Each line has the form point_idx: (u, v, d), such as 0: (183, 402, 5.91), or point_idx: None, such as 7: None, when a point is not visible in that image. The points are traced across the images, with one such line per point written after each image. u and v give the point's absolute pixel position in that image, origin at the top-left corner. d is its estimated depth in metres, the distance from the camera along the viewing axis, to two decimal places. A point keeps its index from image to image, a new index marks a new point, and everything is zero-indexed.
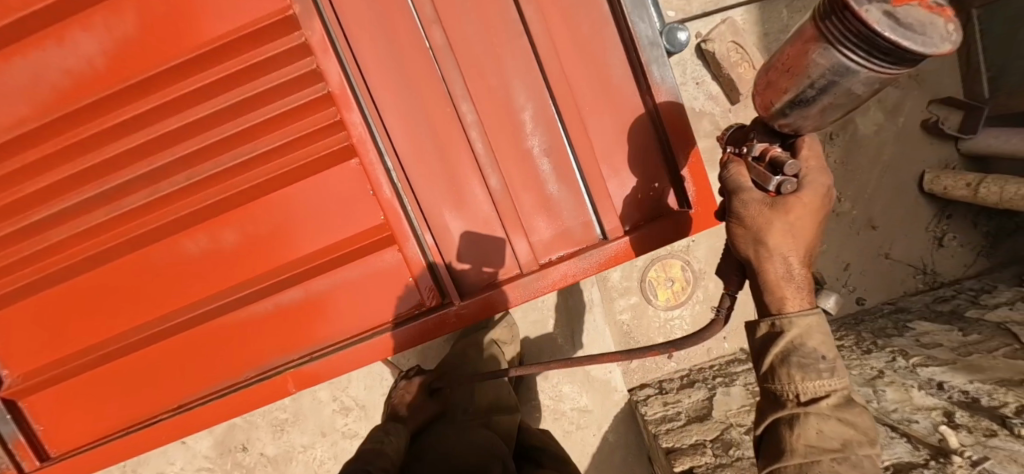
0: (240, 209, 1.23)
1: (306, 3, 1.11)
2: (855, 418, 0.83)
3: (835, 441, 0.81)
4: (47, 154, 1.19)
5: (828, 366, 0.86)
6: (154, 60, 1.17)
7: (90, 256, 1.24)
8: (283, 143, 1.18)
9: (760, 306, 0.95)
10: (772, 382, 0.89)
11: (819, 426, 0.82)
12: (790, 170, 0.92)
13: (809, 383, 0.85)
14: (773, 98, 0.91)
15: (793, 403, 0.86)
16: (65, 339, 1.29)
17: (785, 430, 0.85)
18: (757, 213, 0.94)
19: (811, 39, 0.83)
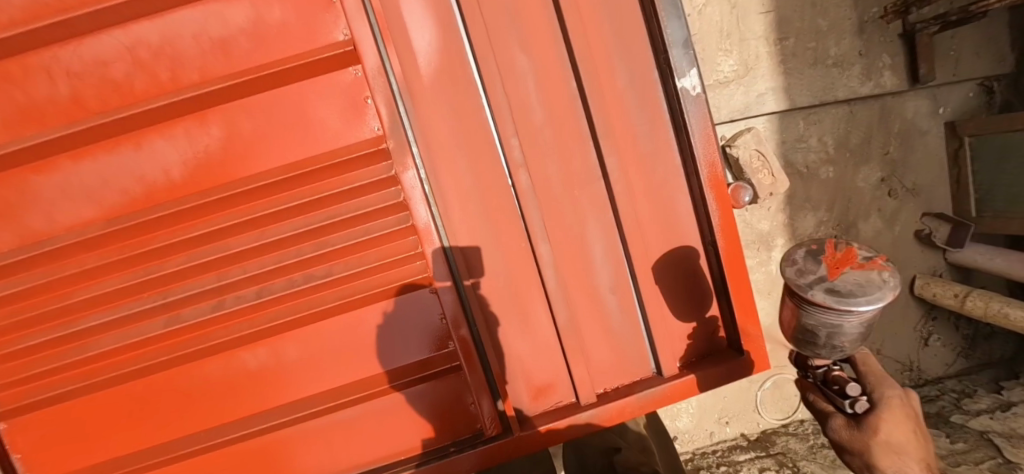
0: (305, 326, 1.22)
1: (400, 139, 1.13)
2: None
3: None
4: (110, 260, 1.15)
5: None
6: (234, 176, 1.16)
7: (140, 364, 1.19)
8: (358, 269, 1.18)
9: None
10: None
11: None
12: (852, 394, 1.06)
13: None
14: (794, 341, 1.09)
15: None
16: (100, 445, 1.24)
17: None
18: (851, 438, 1.07)
19: (794, 310, 1.06)
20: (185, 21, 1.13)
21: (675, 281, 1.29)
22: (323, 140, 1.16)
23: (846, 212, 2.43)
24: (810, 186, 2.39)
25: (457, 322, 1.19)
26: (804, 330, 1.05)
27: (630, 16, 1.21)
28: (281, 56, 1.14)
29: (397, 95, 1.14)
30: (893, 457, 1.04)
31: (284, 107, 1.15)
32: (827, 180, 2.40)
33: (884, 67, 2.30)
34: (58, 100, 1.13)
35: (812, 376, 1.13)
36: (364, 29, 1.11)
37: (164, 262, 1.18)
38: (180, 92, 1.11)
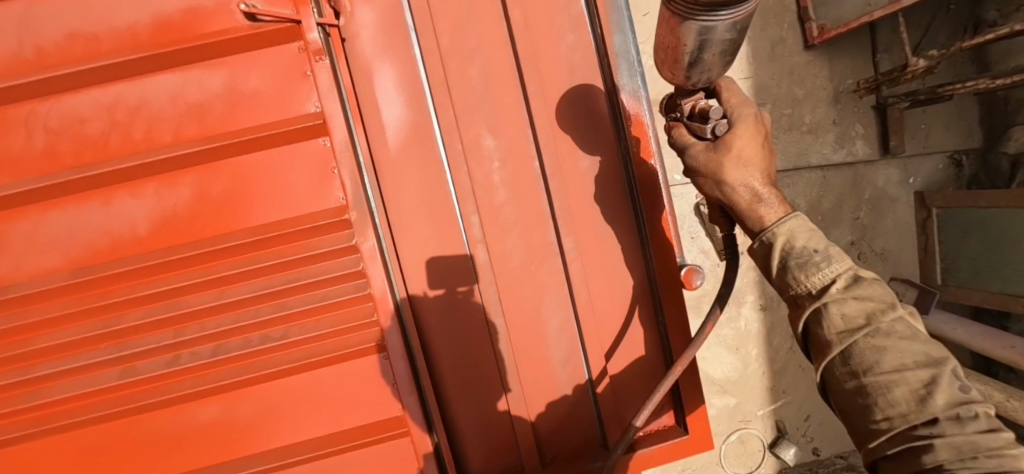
0: (261, 383, 1.24)
1: (362, 212, 1.18)
2: (868, 291, 1.02)
3: (859, 317, 1.00)
4: (69, 311, 1.17)
5: (869, 328, 0.99)
6: (199, 235, 1.20)
7: (92, 414, 1.20)
8: (316, 332, 1.21)
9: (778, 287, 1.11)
10: (790, 288, 1.08)
11: (854, 307, 1.00)
12: (712, 118, 1.13)
13: (812, 277, 1.05)
14: (673, 68, 1.03)
15: (834, 291, 1.03)
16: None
17: (818, 329, 1.03)
18: (706, 160, 1.15)
19: (670, 21, 0.95)
20: (163, 86, 1.17)
21: (578, 118, 1.27)
22: (289, 206, 1.20)
23: None
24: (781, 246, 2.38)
25: (407, 391, 1.22)
26: (688, 50, 0.96)
27: (596, 105, 1.27)
28: (254, 124, 1.18)
29: (363, 170, 1.19)
30: (739, 172, 1.13)
31: (254, 171, 1.19)
32: None
33: (857, 136, 2.37)
34: (31, 152, 1.16)
35: (679, 112, 1.19)
36: (335, 105, 1.15)
37: (124, 316, 1.20)
38: (152, 153, 1.15)
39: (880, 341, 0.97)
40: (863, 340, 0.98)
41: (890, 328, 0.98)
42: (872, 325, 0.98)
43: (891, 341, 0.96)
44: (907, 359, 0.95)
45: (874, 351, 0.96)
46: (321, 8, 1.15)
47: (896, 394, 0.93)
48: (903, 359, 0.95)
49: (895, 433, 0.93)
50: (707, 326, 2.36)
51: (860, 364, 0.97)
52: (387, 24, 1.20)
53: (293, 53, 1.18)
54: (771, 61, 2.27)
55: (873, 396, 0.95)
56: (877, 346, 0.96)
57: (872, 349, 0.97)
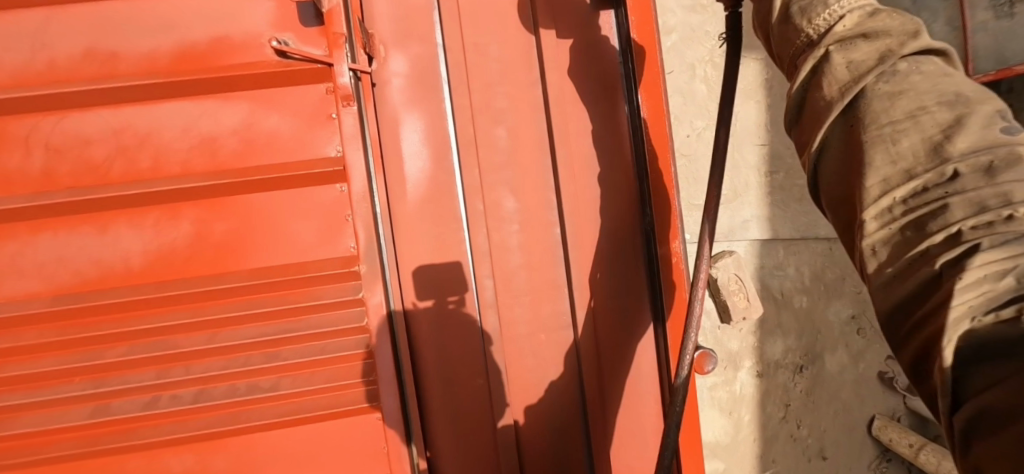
0: (235, 437, 1.13)
1: (372, 266, 1.12)
2: (884, 26, 0.75)
3: (870, 59, 0.73)
4: (50, 340, 1.09)
5: (882, 65, 0.71)
6: (195, 271, 1.12)
7: (51, 454, 1.10)
8: (307, 386, 1.13)
9: (776, 49, 0.88)
10: (791, 45, 0.83)
11: (868, 45, 0.74)
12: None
13: (817, 17, 0.80)
14: None
15: (839, 29, 0.77)
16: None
17: (816, 83, 0.77)
18: None
19: None
20: (176, 112, 1.11)
21: None
22: (294, 249, 1.13)
23: (816, 344, 2.27)
24: (783, 314, 2.25)
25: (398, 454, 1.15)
26: None
27: (622, 176, 1.23)
28: (267, 163, 1.12)
29: (379, 219, 1.13)
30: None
31: (263, 209, 1.13)
32: (800, 309, 2.26)
33: None
34: (25, 171, 1.09)
35: None
36: (357, 154, 1.10)
37: (104, 350, 1.11)
38: (160, 183, 1.09)
39: (893, 85, 0.69)
40: (874, 84, 0.71)
41: (912, 68, 0.70)
42: (886, 63, 0.71)
43: (909, 83, 0.68)
44: (930, 97, 0.66)
45: (885, 94, 0.69)
46: (356, 55, 1.11)
47: (904, 145, 0.65)
48: (925, 99, 0.66)
49: (894, 203, 0.65)
50: (702, 387, 2.25)
51: (862, 116, 0.70)
52: (419, 75, 1.17)
53: (319, 94, 1.13)
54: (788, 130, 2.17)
55: (873, 151, 0.67)
56: (891, 87, 0.69)
57: (883, 95, 0.69)
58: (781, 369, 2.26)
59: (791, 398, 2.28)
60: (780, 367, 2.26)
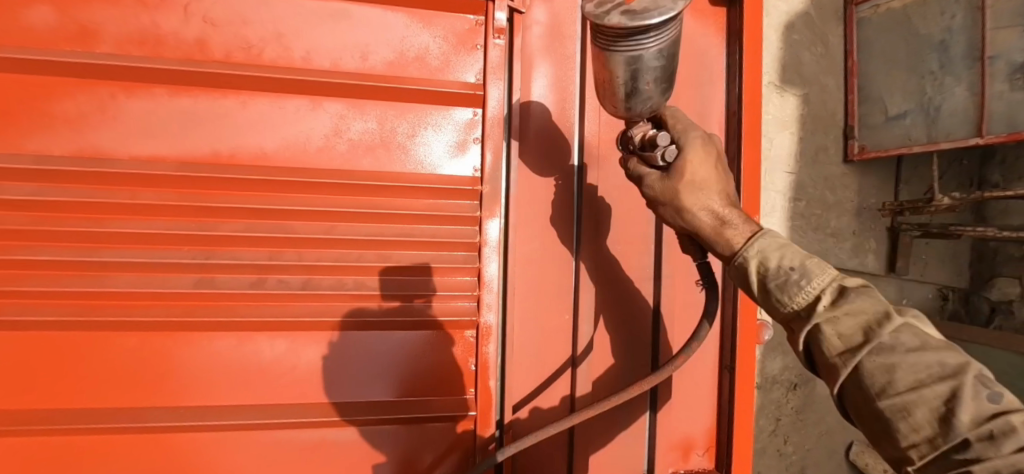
0: (332, 329, 1.18)
1: (495, 187, 1.19)
2: (858, 304, 0.88)
3: (856, 334, 0.86)
4: (168, 203, 1.10)
5: (868, 344, 0.84)
6: (324, 164, 1.17)
7: (148, 318, 1.10)
8: (410, 291, 1.19)
9: (763, 302, 0.97)
10: (778, 313, 0.95)
11: (849, 324, 0.86)
12: (659, 143, 1.06)
13: (795, 296, 0.93)
14: (613, 102, 1.01)
15: (824, 309, 0.89)
16: (49, 396, 1.09)
17: (811, 339, 0.90)
18: (661, 187, 1.08)
19: (601, 57, 0.96)
20: (333, 12, 1.16)
21: (542, 150, 1.25)
22: (421, 160, 1.20)
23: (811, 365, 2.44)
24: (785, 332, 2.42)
25: (421, 391, 1.22)
26: (620, 82, 0.97)
27: None
28: (411, 75, 1.19)
29: (509, 145, 1.21)
30: (695, 198, 1.05)
31: (401, 119, 1.20)
32: None
33: (869, 250, 2.42)
34: (179, 37, 1.11)
35: (630, 145, 1.11)
36: (499, 82, 1.19)
37: (220, 223, 1.13)
38: (313, 74, 1.14)
39: (885, 358, 0.82)
40: (867, 362, 0.83)
41: (898, 331, 0.84)
42: (874, 340, 0.83)
43: (896, 358, 0.81)
44: (923, 372, 0.80)
45: (880, 367, 0.82)
46: None
47: (918, 417, 0.78)
48: (919, 362, 0.80)
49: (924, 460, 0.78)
50: None
51: (867, 385, 0.83)
52: (558, 26, 1.28)
53: (468, 23, 1.22)
54: (815, 165, 2.35)
55: (892, 420, 0.80)
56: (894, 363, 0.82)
57: (879, 367, 0.82)
58: (777, 385, 2.42)
59: (782, 413, 2.43)
60: (776, 383, 2.42)
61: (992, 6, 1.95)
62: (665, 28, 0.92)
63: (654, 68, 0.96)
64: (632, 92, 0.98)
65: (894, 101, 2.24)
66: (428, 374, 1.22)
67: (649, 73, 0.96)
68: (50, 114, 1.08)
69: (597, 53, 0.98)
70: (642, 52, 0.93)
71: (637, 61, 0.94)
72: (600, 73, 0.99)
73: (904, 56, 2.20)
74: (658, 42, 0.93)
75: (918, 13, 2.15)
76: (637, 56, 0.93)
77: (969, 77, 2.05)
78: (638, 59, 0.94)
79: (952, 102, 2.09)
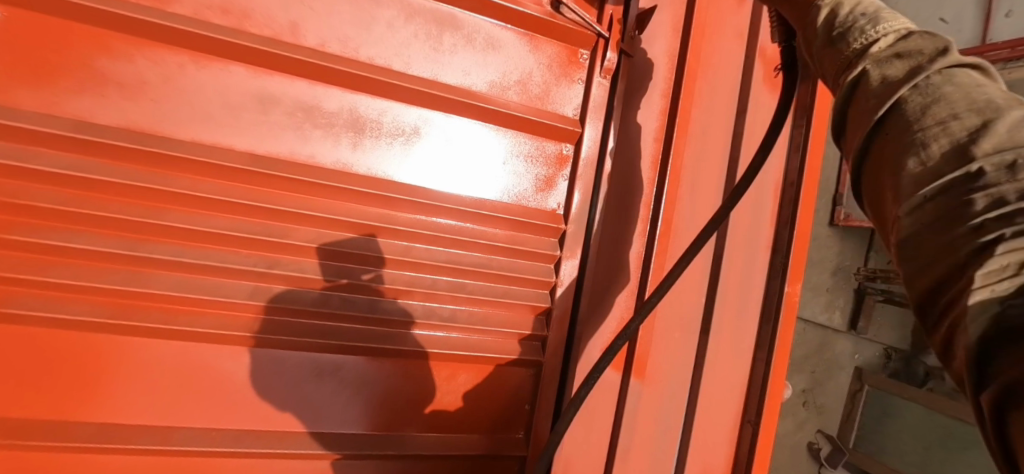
0: (396, 358, 1.10)
1: (579, 228, 1.18)
2: (916, 45, 0.58)
3: (903, 75, 0.57)
4: (235, 200, 0.96)
5: (936, 70, 0.55)
6: (407, 177, 1.08)
7: (194, 328, 0.96)
8: (481, 325, 1.13)
9: (830, 81, 0.65)
10: (823, 70, 0.67)
11: (921, 45, 0.58)
12: None
13: (857, 38, 0.63)
14: None
15: (884, 46, 0.61)
16: (50, 405, 0.90)
17: (853, 87, 0.61)
18: None
19: None
20: (443, 18, 1.07)
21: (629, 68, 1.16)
22: (509, 188, 1.14)
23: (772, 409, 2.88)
24: None
25: (399, 424, 1.10)
26: None
27: (763, 214, 1.45)
28: (512, 99, 1.13)
29: (598, 187, 1.19)
30: None
31: (495, 143, 1.13)
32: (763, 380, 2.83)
33: (836, 308, 2.90)
34: (271, 14, 0.98)
35: None
36: (597, 123, 1.18)
37: (288, 229, 1.00)
38: (413, 81, 1.05)
39: (929, 94, 0.54)
40: (909, 96, 0.55)
41: (947, 80, 0.54)
42: (922, 75, 0.55)
43: (943, 93, 0.53)
44: (961, 103, 0.51)
45: (915, 110, 0.54)
46: (627, 35, 1.21)
47: (930, 154, 0.51)
48: (955, 105, 0.52)
49: (927, 181, 0.50)
50: None
51: (896, 131, 0.55)
52: (657, 68, 1.23)
53: (574, 56, 1.18)
54: None
55: (902, 158, 0.53)
56: (925, 96, 0.54)
57: (914, 106, 0.54)
58: None
59: None
60: None
61: None
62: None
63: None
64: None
65: None
66: (485, 413, 1.16)
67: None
68: (101, 76, 0.91)
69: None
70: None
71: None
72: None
73: None
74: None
75: None
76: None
77: None
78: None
79: None
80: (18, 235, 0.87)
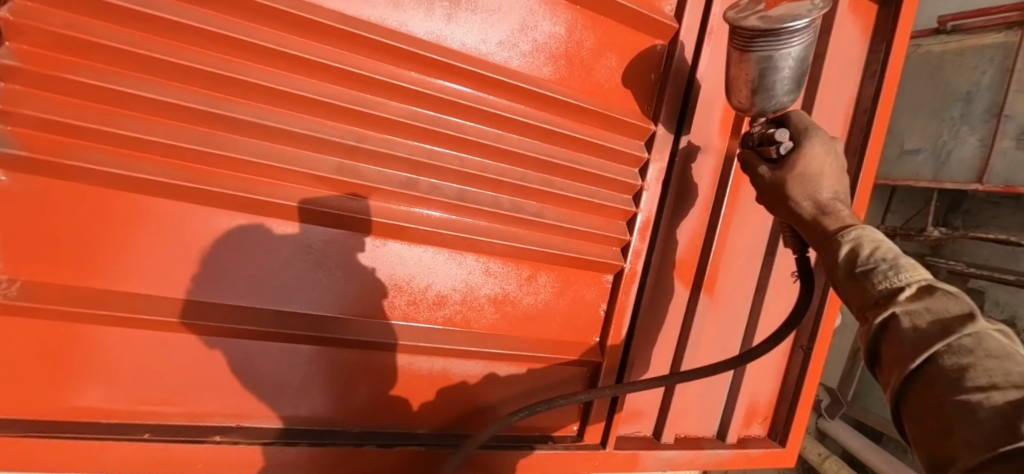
0: (481, 255, 1.04)
1: (669, 129, 1.12)
2: (940, 304, 0.64)
3: (934, 330, 0.62)
4: (323, 61, 0.86)
5: (966, 332, 0.60)
6: (501, 60, 0.99)
7: (276, 201, 0.88)
8: (566, 226, 1.08)
9: (846, 293, 0.75)
10: (854, 300, 0.74)
11: (944, 307, 0.63)
12: (777, 138, 0.92)
13: (883, 282, 0.70)
14: None
15: (901, 300, 0.67)
16: (131, 277, 0.85)
17: (885, 323, 0.67)
18: (801, 163, 0.89)
19: None
20: None
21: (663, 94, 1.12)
22: (599, 83, 1.08)
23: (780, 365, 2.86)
24: None
25: (464, 322, 1.05)
26: None
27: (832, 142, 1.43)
28: None
29: (691, 87, 1.12)
30: (803, 187, 0.89)
31: (590, 32, 1.05)
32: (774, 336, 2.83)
33: None
34: None
35: None
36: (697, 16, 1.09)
37: (378, 102, 0.92)
38: None
39: (961, 356, 0.58)
40: (944, 352, 0.60)
41: (977, 343, 0.58)
42: (951, 337, 0.60)
43: (976, 355, 0.57)
44: (999, 373, 0.55)
45: (954, 368, 0.58)
46: None
47: (981, 417, 0.53)
48: (994, 371, 0.55)
49: (979, 444, 0.53)
50: None
51: (933, 394, 0.59)
52: None
53: None
54: None
55: (947, 418, 0.56)
56: (958, 357, 0.58)
57: (951, 367, 0.58)
58: None
59: None
60: None
61: (1018, 71, 2.18)
62: (805, 32, 0.84)
63: (790, 70, 0.87)
64: (765, 94, 0.89)
65: (912, 140, 2.61)
66: (564, 319, 1.12)
67: (784, 71, 0.87)
68: None
69: (733, 55, 0.90)
70: (785, 50, 0.84)
71: (770, 59, 0.85)
72: (734, 73, 0.90)
73: (930, 101, 2.54)
74: (801, 40, 0.84)
75: (952, 62, 2.45)
76: (769, 57, 0.85)
77: (983, 130, 2.31)
78: (773, 57, 0.85)
79: (963, 150, 2.37)
80: (91, 79, 0.77)
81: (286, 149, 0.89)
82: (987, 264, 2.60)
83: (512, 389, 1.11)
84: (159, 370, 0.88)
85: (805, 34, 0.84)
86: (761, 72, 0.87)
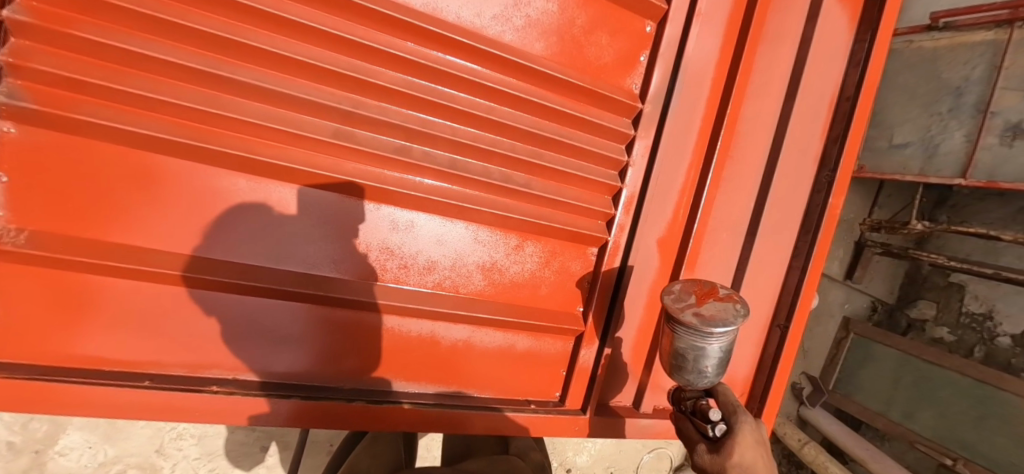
0: (470, 223, 1.08)
1: (655, 109, 1.16)
2: None
3: None
4: (324, 28, 0.89)
5: None
6: (494, 34, 1.02)
7: (273, 162, 0.92)
8: (553, 198, 1.12)
9: None
10: None
11: None
12: (711, 417, 1.05)
13: None
14: None
15: None
16: (134, 230, 0.89)
17: None
18: (728, 450, 0.99)
19: None
20: None
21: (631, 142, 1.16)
22: (590, 60, 1.11)
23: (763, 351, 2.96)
24: None
25: (452, 288, 1.09)
26: None
27: (816, 128, 1.47)
28: None
29: (678, 69, 1.16)
30: None
31: (582, 10, 1.09)
32: None
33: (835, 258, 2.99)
34: None
35: None
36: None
37: (373, 70, 0.95)
38: None
39: None
40: None
41: None
42: None
43: None
44: None
45: None
46: None
47: None
48: None
49: None
50: None
51: None
52: None
53: None
54: None
55: None
56: None
57: None
58: None
59: None
60: None
61: (1006, 69, 2.25)
62: (727, 333, 0.99)
63: (715, 360, 1.01)
64: (693, 373, 1.02)
65: (901, 132, 2.63)
66: (549, 288, 1.17)
67: (709, 361, 1.01)
68: None
69: (667, 329, 1.04)
70: (709, 346, 0.99)
71: (698, 350, 0.99)
72: (664, 342, 1.05)
73: (923, 90, 2.55)
74: (721, 340, 0.99)
75: (943, 58, 2.47)
76: (699, 347, 0.99)
77: (969, 124, 2.37)
78: (701, 348, 1.00)
79: (950, 143, 2.42)
80: (98, 36, 0.81)
81: (285, 112, 0.92)
82: (969, 259, 2.66)
83: (499, 353, 1.16)
84: (162, 320, 0.93)
85: (727, 335, 0.99)
86: (691, 356, 1.00)
